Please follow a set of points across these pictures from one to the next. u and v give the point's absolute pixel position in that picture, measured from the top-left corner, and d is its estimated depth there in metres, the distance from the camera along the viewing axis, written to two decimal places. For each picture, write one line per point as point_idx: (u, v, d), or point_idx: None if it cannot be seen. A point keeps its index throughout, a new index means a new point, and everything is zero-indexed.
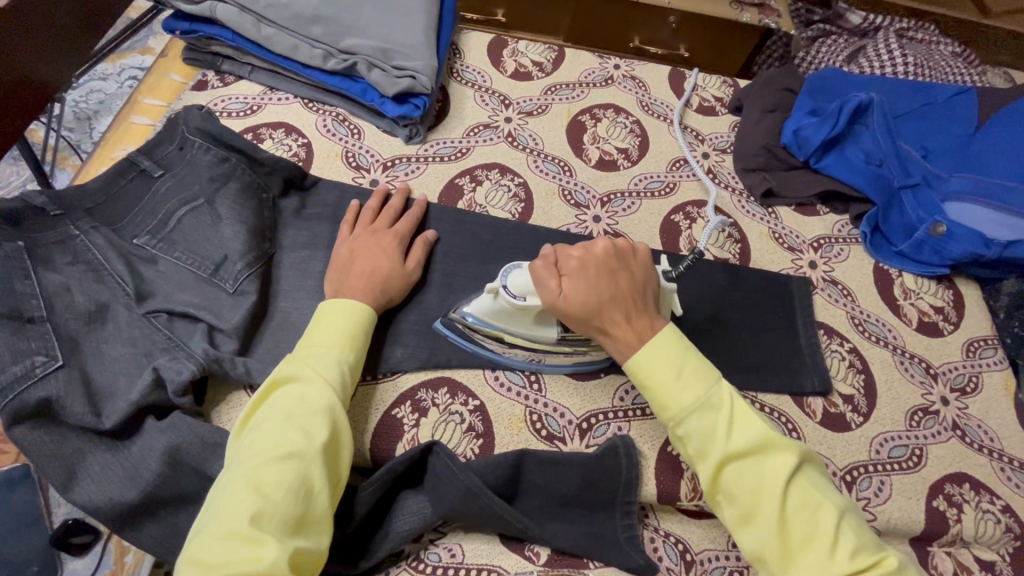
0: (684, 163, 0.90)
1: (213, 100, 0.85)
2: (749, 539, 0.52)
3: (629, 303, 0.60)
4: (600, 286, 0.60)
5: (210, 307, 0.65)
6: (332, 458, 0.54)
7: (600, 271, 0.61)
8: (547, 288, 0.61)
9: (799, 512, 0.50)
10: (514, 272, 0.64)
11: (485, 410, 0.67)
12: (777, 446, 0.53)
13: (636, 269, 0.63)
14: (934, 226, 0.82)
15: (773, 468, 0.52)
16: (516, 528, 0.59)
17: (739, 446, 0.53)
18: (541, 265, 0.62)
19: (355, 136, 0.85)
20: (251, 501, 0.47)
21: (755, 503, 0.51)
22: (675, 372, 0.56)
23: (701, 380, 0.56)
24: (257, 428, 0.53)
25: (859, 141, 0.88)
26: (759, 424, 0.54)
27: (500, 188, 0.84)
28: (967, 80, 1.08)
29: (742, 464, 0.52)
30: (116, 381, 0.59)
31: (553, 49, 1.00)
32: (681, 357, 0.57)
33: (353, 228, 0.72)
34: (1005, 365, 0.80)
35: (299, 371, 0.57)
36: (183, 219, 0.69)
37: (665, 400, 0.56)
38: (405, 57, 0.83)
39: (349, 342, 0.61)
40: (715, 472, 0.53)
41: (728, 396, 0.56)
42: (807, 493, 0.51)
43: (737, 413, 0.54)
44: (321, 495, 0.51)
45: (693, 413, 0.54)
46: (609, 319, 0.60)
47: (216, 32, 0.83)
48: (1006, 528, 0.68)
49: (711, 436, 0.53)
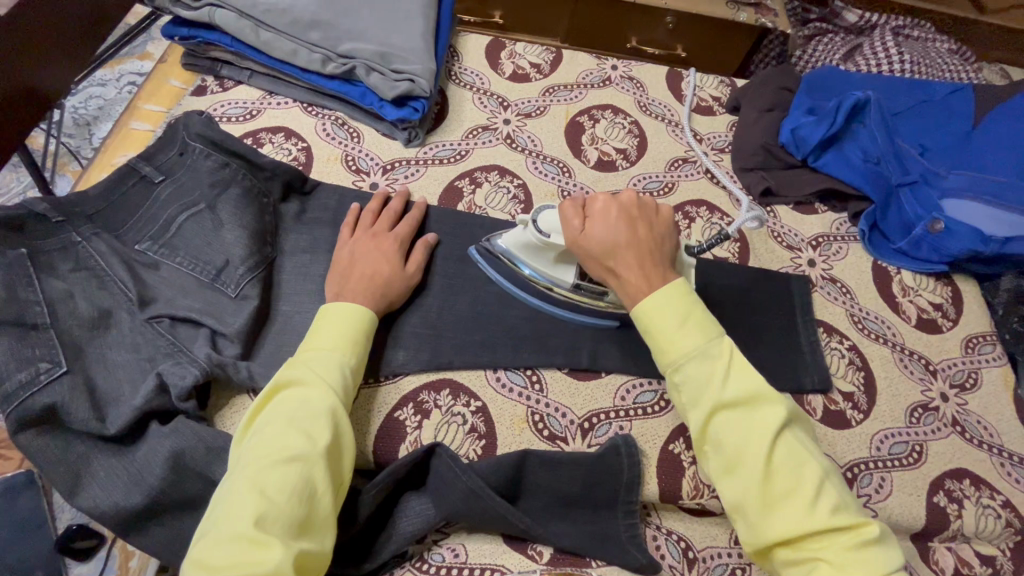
0: (682, 163, 0.91)
1: (212, 105, 0.86)
2: (729, 487, 0.52)
3: (644, 250, 0.61)
4: (619, 229, 0.62)
5: (212, 312, 0.66)
6: (335, 461, 0.54)
7: (621, 217, 0.63)
8: (569, 226, 0.63)
9: (784, 467, 0.51)
10: (547, 211, 0.67)
11: (486, 411, 0.67)
12: (772, 401, 0.53)
13: (657, 225, 0.64)
14: (932, 223, 0.82)
15: (765, 419, 0.52)
16: (519, 528, 0.59)
17: (732, 394, 0.53)
18: (569, 204, 0.64)
19: (355, 139, 0.86)
20: (255, 504, 0.47)
21: (743, 452, 0.52)
22: (678, 320, 0.57)
23: (703, 330, 0.57)
24: (260, 431, 0.54)
25: (857, 139, 0.88)
26: (756, 377, 0.54)
27: (499, 190, 0.84)
28: (964, 77, 1.09)
29: (734, 414, 0.53)
30: (119, 387, 0.59)
31: (550, 51, 1.00)
32: (687, 306, 0.58)
33: (353, 232, 0.73)
34: (1004, 361, 0.80)
35: (301, 375, 0.57)
36: (184, 224, 0.70)
37: (666, 343, 0.57)
38: (403, 60, 0.83)
39: (351, 345, 0.61)
40: (706, 418, 0.54)
41: (728, 349, 0.56)
42: (792, 450, 0.52)
43: (735, 365, 0.55)
44: (326, 498, 0.51)
45: (691, 359, 0.55)
46: (622, 262, 0.61)
47: (214, 38, 0.84)
48: (1006, 524, 0.68)
49: (706, 383, 0.54)
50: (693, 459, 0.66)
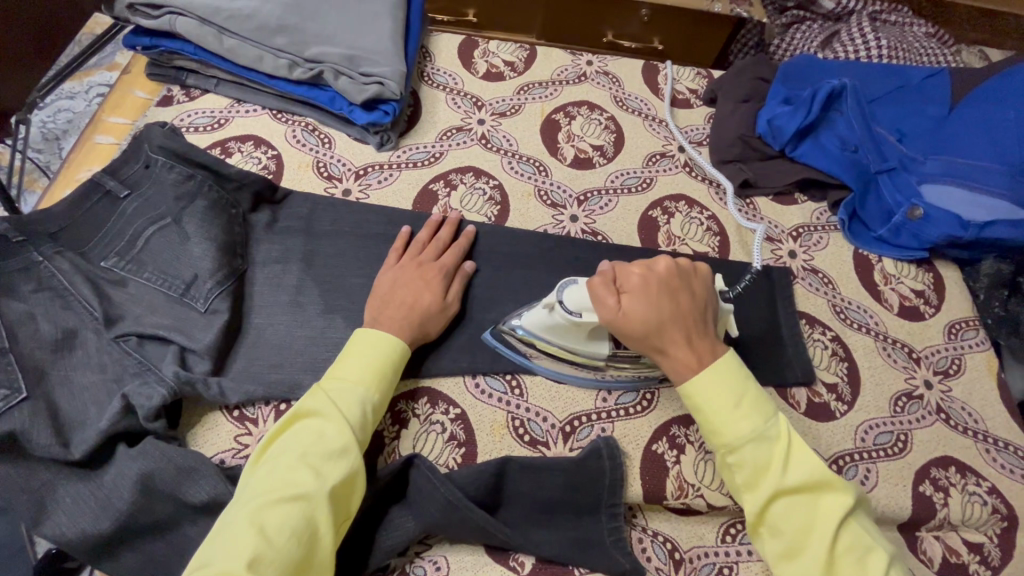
0: (660, 158, 0.90)
1: (179, 115, 0.84)
2: (793, 575, 0.52)
3: (689, 325, 0.59)
4: (662, 305, 0.59)
5: (181, 328, 0.64)
6: (341, 499, 0.53)
7: (661, 291, 0.60)
8: (604, 305, 0.59)
9: (847, 554, 0.51)
10: (571, 287, 0.63)
11: (466, 418, 0.66)
12: (835, 486, 0.53)
13: (698, 289, 0.62)
14: (911, 210, 0.82)
15: (829, 507, 0.52)
16: (499, 538, 0.58)
17: (792, 481, 0.53)
18: (599, 281, 0.60)
19: (326, 145, 0.84)
20: (254, 542, 0.47)
21: (803, 536, 0.52)
22: (734, 401, 0.56)
23: (759, 411, 0.56)
24: (271, 461, 0.53)
25: (834, 128, 0.87)
26: (817, 461, 0.54)
27: (474, 192, 0.83)
28: (941, 60, 1.08)
29: (795, 499, 0.53)
30: (85, 410, 0.58)
31: (524, 49, 0.99)
32: (740, 384, 0.57)
33: (401, 257, 0.71)
34: (987, 346, 0.80)
35: (318, 406, 0.56)
36: (150, 239, 0.68)
37: (719, 426, 0.55)
38: (372, 63, 0.82)
39: (375, 379, 0.59)
40: (765, 504, 0.53)
41: (786, 431, 0.55)
42: (857, 536, 0.51)
43: (795, 449, 0.54)
44: (326, 538, 0.50)
45: (750, 444, 0.54)
46: (670, 339, 0.58)
47: (177, 47, 0.82)
48: (993, 510, 0.68)
49: (765, 469, 0.53)
50: (676, 459, 0.66)
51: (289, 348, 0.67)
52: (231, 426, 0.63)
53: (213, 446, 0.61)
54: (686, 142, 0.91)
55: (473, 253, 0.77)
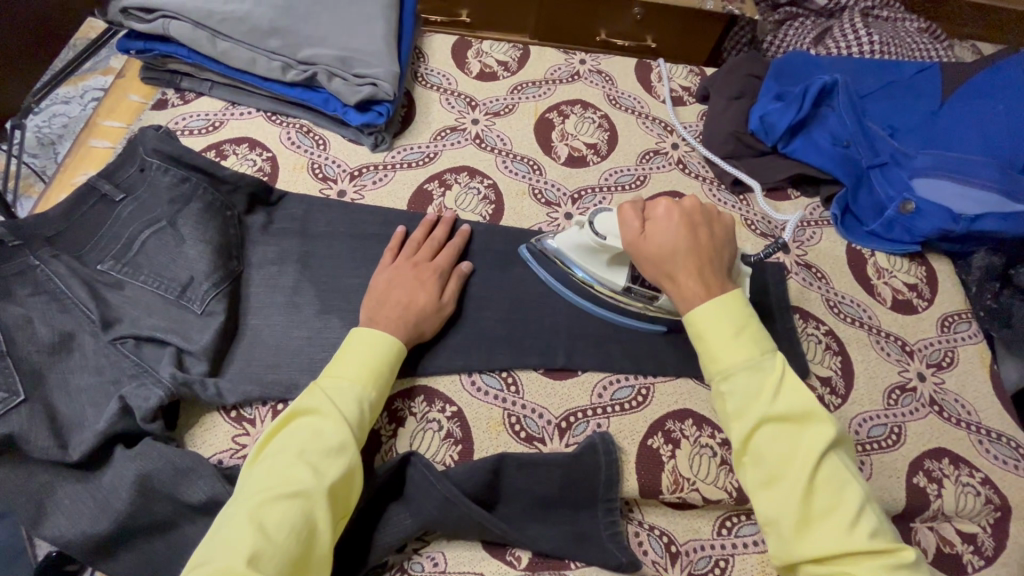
0: (653, 155, 0.90)
1: (174, 118, 0.84)
2: (767, 501, 0.51)
3: (704, 257, 0.60)
4: (681, 235, 0.61)
5: (178, 330, 0.64)
6: (339, 496, 0.53)
7: (683, 222, 0.62)
8: (628, 227, 0.62)
9: (827, 485, 0.50)
10: (606, 213, 0.67)
11: (462, 416, 0.67)
12: (823, 420, 0.52)
13: (719, 232, 0.64)
14: (903, 204, 0.83)
15: (813, 437, 0.51)
16: (496, 533, 0.58)
17: (783, 410, 0.52)
18: (629, 206, 0.64)
19: (320, 146, 0.84)
20: (253, 540, 0.47)
21: (785, 463, 0.51)
22: (735, 330, 0.56)
23: (757, 345, 0.56)
24: (269, 459, 0.53)
25: (826, 124, 0.88)
26: (808, 393, 0.53)
27: (469, 191, 0.83)
28: (933, 55, 1.08)
29: (781, 428, 0.52)
30: (83, 412, 0.58)
31: (517, 48, 0.99)
32: (743, 317, 0.57)
33: (395, 258, 0.72)
34: (980, 339, 0.81)
35: (316, 404, 0.56)
36: (146, 241, 0.68)
37: (716, 353, 0.56)
38: (365, 65, 0.82)
39: (373, 377, 0.60)
40: (753, 430, 0.52)
41: (781, 366, 0.55)
42: (836, 471, 0.50)
43: (787, 381, 0.54)
44: (325, 536, 0.51)
45: (743, 371, 0.54)
46: (681, 267, 0.60)
47: (171, 50, 0.83)
48: (986, 500, 0.69)
49: (756, 397, 0.53)
50: (672, 453, 0.66)
51: (286, 349, 0.68)
52: (229, 427, 0.63)
53: (211, 447, 0.62)
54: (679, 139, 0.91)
55: (468, 252, 0.77)
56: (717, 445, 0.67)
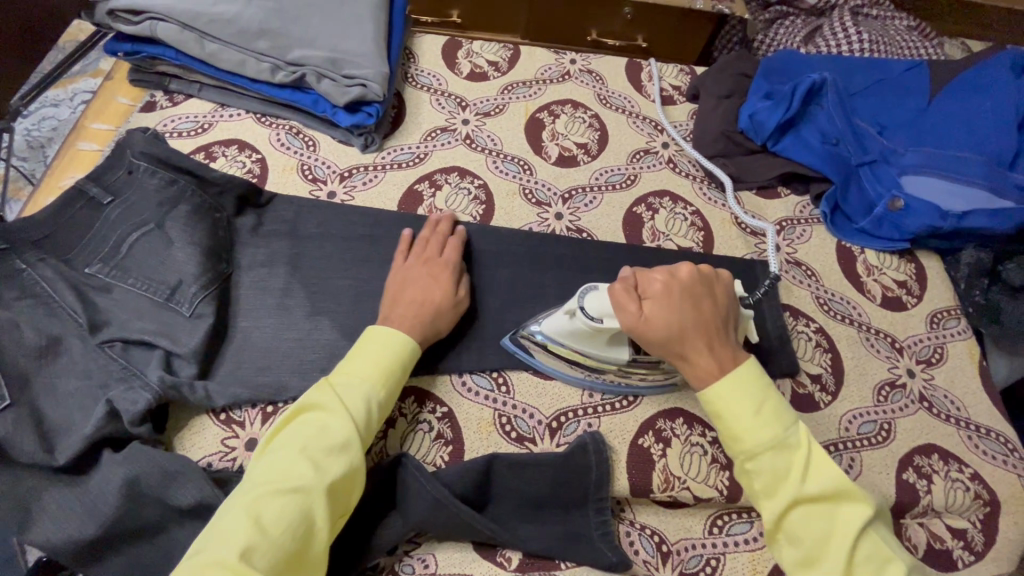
0: (644, 154, 0.90)
1: (163, 120, 0.84)
2: None
3: (711, 331, 0.59)
4: (684, 312, 0.59)
5: (167, 333, 0.64)
6: (338, 494, 0.53)
7: (684, 297, 0.60)
8: (625, 312, 0.59)
9: (866, 566, 0.50)
10: (592, 294, 0.62)
11: (453, 416, 0.67)
12: (855, 497, 0.52)
13: (720, 297, 0.62)
14: (891, 201, 0.83)
15: (848, 517, 0.51)
16: (486, 534, 0.58)
17: (813, 489, 0.52)
18: (621, 288, 0.60)
19: (310, 148, 0.84)
20: (249, 533, 0.47)
21: (822, 544, 0.51)
22: (754, 410, 0.55)
23: (779, 420, 0.55)
24: (273, 453, 0.53)
25: (815, 121, 0.88)
26: (838, 470, 0.53)
27: (459, 192, 0.83)
28: (922, 53, 1.09)
29: (813, 507, 0.53)
30: (70, 416, 0.58)
31: (508, 49, 0.99)
32: (761, 392, 0.57)
33: (407, 257, 0.72)
34: (969, 335, 0.81)
35: (322, 400, 0.56)
36: (134, 244, 0.68)
37: (740, 433, 0.55)
38: (355, 65, 0.82)
39: (382, 377, 0.60)
40: (783, 511, 0.53)
41: (806, 440, 0.55)
42: (875, 548, 0.51)
43: (815, 458, 0.54)
44: (321, 534, 0.51)
45: (769, 451, 0.54)
46: (691, 347, 0.58)
47: (159, 52, 0.82)
48: (975, 496, 0.69)
49: (785, 477, 0.53)
50: (663, 452, 0.66)
51: (276, 350, 0.67)
52: (218, 430, 0.63)
53: (199, 450, 0.62)
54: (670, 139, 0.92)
55: (472, 253, 0.77)
56: (708, 444, 0.67)
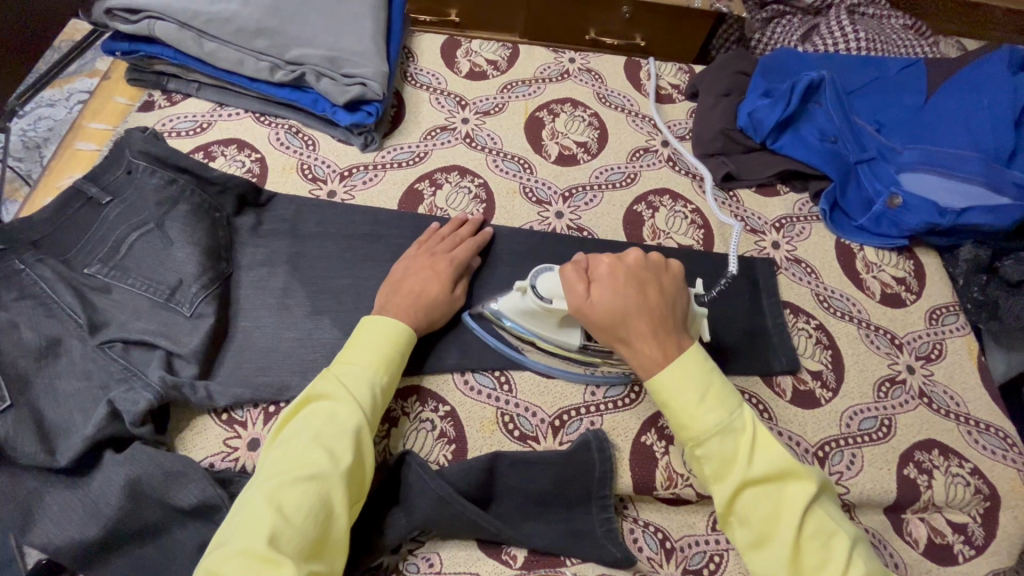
0: (643, 153, 0.90)
1: (161, 120, 0.84)
2: (762, 563, 0.52)
3: (655, 316, 0.59)
4: (628, 295, 0.59)
5: (168, 333, 0.64)
6: (354, 479, 0.53)
7: (629, 280, 0.60)
8: (573, 292, 0.60)
9: (814, 540, 0.51)
10: (546, 275, 0.63)
11: (455, 415, 0.67)
12: (799, 475, 0.53)
13: (667, 284, 0.62)
14: (890, 199, 0.84)
15: (794, 496, 0.52)
16: (492, 531, 0.58)
17: (758, 471, 0.53)
18: (572, 270, 0.61)
19: (310, 147, 0.84)
20: (271, 522, 0.47)
21: (769, 525, 0.52)
22: (699, 396, 0.56)
23: (724, 405, 0.56)
24: (284, 443, 0.53)
25: (814, 120, 0.88)
26: (779, 450, 0.54)
27: (460, 190, 0.83)
28: (919, 51, 1.09)
29: (759, 488, 0.53)
30: (70, 417, 0.58)
31: (506, 47, 0.99)
32: (705, 377, 0.57)
33: (418, 248, 0.73)
34: (967, 331, 0.82)
35: (327, 388, 0.57)
36: (134, 244, 0.68)
37: (686, 420, 0.56)
38: (354, 64, 0.82)
39: (384, 362, 0.60)
40: (732, 495, 0.54)
41: (749, 421, 0.56)
42: (821, 524, 0.52)
43: (758, 439, 0.55)
44: (342, 520, 0.50)
45: (716, 436, 0.55)
46: (635, 332, 0.59)
47: (157, 52, 0.82)
48: (975, 491, 0.69)
49: (731, 460, 0.54)
50: (665, 449, 0.67)
51: (277, 350, 0.67)
52: (220, 430, 0.62)
53: (202, 450, 0.61)
54: (668, 137, 0.92)
55: (489, 252, 0.78)
56: None
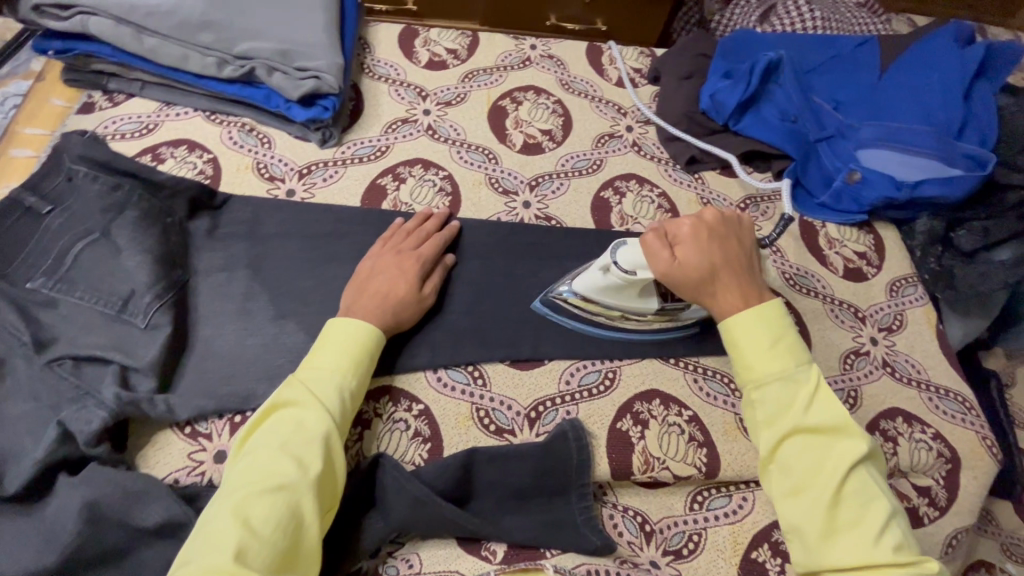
0: (609, 139, 0.90)
1: (103, 122, 0.80)
2: (793, 510, 0.54)
3: (738, 268, 0.64)
4: (712, 252, 0.63)
5: (122, 347, 0.61)
6: (325, 488, 0.52)
7: (711, 240, 0.64)
8: (659, 258, 0.62)
9: (853, 499, 0.53)
10: (623, 248, 0.64)
11: (430, 413, 0.65)
12: (854, 435, 0.55)
13: (743, 239, 0.66)
14: (849, 174, 0.85)
15: (844, 452, 0.54)
16: (470, 529, 0.57)
17: (814, 421, 0.56)
18: (653, 237, 0.63)
19: (265, 145, 0.81)
20: (238, 536, 0.45)
21: (811, 475, 0.54)
22: (769, 343, 0.59)
23: (793, 357, 0.59)
24: (250, 454, 0.51)
25: (773, 100, 0.89)
26: (841, 409, 0.56)
27: (424, 184, 0.81)
28: (872, 30, 1.12)
29: (811, 439, 0.56)
30: (19, 441, 0.55)
31: (466, 35, 0.97)
32: (778, 329, 0.60)
33: (383, 245, 0.71)
34: (926, 301, 0.84)
35: (294, 394, 0.55)
36: (80, 255, 0.64)
37: (750, 362, 0.60)
38: (307, 57, 0.79)
39: (352, 365, 0.58)
40: (781, 439, 0.56)
41: (815, 379, 0.58)
42: (863, 486, 0.53)
43: (821, 395, 0.57)
44: (313, 531, 0.49)
45: (776, 382, 0.58)
46: (720, 283, 0.63)
47: (93, 49, 0.77)
48: (937, 454, 0.72)
49: (787, 408, 0.57)
50: (641, 434, 0.67)
51: (240, 358, 0.65)
52: (184, 445, 0.60)
53: (165, 467, 0.59)
54: (650, 116, 0.92)
55: (456, 246, 0.77)
56: (684, 422, 0.68)
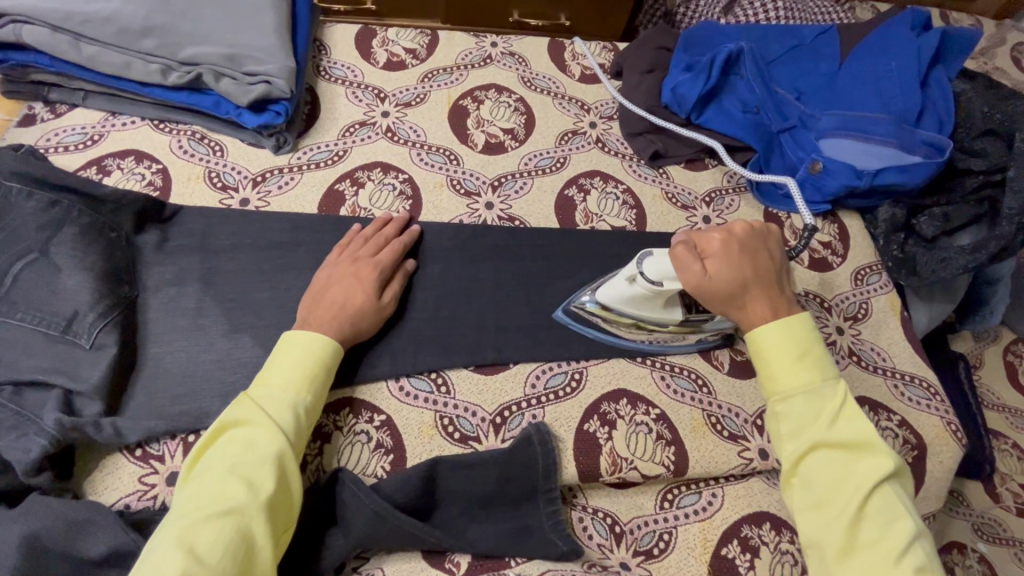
0: (572, 136, 0.89)
1: (44, 135, 0.77)
2: (811, 525, 0.53)
3: (767, 282, 0.63)
4: (742, 266, 0.62)
5: (65, 370, 0.59)
6: (278, 509, 0.50)
7: (742, 252, 0.63)
8: (688, 271, 0.62)
9: (875, 518, 0.51)
10: (649, 258, 0.63)
11: (391, 424, 0.64)
12: (880, 452, 0.54)
13: (774, 252, 0.66)
14: (812, 165, 0.85)
15: (869, 468, 0.53)
16: (432, 540, 0.56)
17: (839, 436, 0.55)
18: (683, 249, 0.62)
19: (217, 153, 0.78)
20: (182, 565, 0.44)
21: (832, 490, 0.53)
22: (794, 357, 0.59)
23: (819, 371, 0.59)
24: (198, 477, 0.50)
25: (735, 92, 0.89)
26: (867, 425, 0.55)
27: (384, 188, 0.80)
28: (834, 18, 1.12)
29: (834, 454, 0.55)
30: None
31: (425, 35, 0.95)
32: (805, 342, 0.60)
33: (339, 254, 0.69)
34: (890, 288, 0.84)
35: (245, 413, 0.53)
36: (19, 275, 0.62)
37: (774, 374, 0.59)
38: (256, 61, 0.77)
39: (306, 380, 0.57)
40: (806, 453, 0.55)
41: (841, 394, 0.58)
42: (888, 504, 0.52)
43: (847, 409, 0.56)
44: (265, 555, 0.47)
45: (802, 394, 0.57)
46: (749, 297, 0.62)
47: (30, 60, 0.74)
48: (904, 441, 0.72)
49: (812, 421, 0.56)
50: (608, 434, 0.66)
51: (192, 376, 0.63)
52: (135, 468, 0.58)
53: (115, 492, 0.57)
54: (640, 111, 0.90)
55: (417, 251, 0.75)
56: (652, 421, 0.68)
